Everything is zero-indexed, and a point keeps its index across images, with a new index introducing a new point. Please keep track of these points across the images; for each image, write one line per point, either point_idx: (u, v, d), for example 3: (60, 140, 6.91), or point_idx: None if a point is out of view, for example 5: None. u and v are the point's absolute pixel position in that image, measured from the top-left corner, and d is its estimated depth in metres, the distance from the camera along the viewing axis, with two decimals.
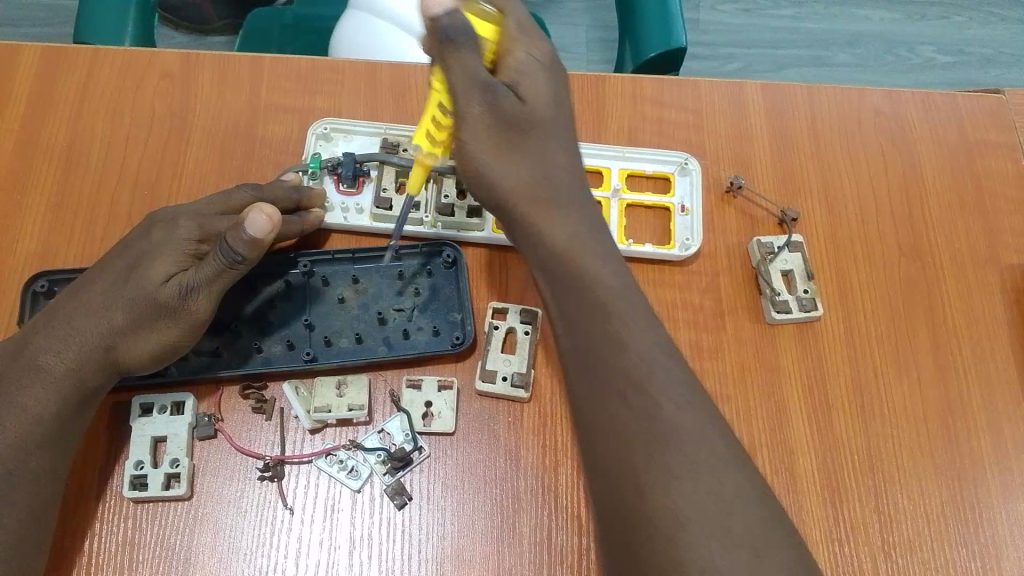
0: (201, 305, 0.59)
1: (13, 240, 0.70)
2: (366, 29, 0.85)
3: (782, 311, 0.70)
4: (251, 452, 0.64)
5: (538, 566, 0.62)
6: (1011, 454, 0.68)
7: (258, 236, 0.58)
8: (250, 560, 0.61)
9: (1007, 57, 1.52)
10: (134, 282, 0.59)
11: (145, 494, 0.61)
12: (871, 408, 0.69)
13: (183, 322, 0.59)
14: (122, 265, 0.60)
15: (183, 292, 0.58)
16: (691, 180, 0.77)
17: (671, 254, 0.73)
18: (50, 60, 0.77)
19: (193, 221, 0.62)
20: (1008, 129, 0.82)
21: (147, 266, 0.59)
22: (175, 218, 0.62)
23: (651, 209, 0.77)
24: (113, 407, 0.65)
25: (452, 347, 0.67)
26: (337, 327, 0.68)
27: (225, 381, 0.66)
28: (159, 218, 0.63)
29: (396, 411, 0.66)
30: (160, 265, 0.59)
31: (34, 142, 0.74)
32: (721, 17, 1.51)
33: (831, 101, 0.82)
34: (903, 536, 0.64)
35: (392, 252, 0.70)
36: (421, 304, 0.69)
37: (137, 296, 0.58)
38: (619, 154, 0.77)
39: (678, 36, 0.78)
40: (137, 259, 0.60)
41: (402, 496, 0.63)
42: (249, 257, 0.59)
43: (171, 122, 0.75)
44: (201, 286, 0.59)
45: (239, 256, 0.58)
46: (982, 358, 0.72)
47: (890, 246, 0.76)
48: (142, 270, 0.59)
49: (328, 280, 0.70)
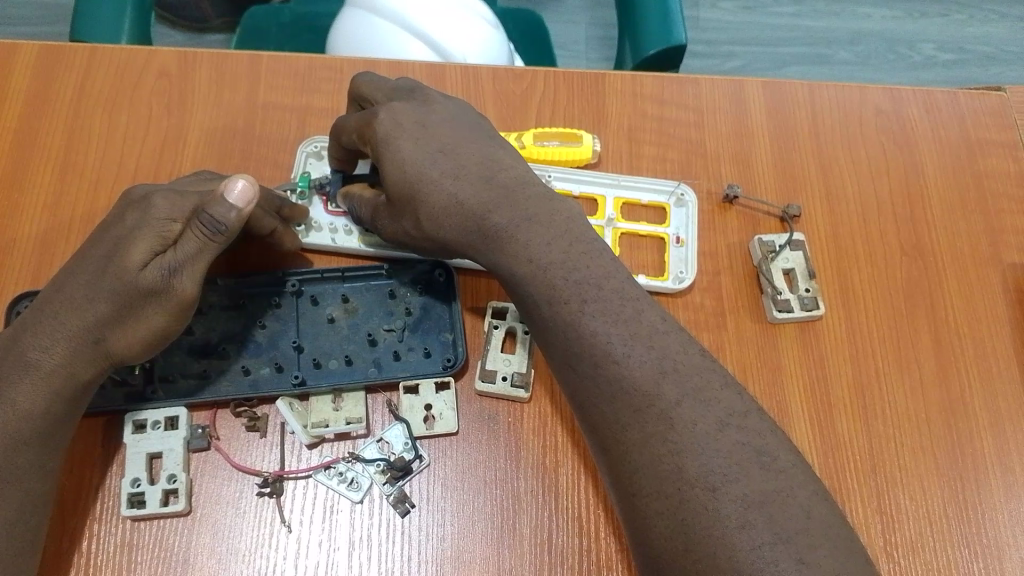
0: (187, 285, 0.58)
1: (9, 238, 0.70)
2: (365, 28, 0.84)
3: (784, 310, 0.70)
4: (249, 468, 0.63)
5: (538, 568, 0.61)
6: (1013, 454, 0.68)
7: (242, 205, 0.57)
8: (249, 561, 0.61)
9: (1007, 55, 1.52)
10: (113, 269, 0.57)
11: (143, 512, 0.60)
12: (873, 407, 0.68)
13: (168, 305, 0.58)
14: (101, 252, 0.58)
15: (168, 275, 0.57)
16: (687, 211, 0.75)
17: (665, 286, 0.71)
18: (46, 58, 0.76)
19: (168, 199, 0.59)
20: (1010, 127, 0.82)
21: (125, 252, 0.57)
22: (147, 198, 0.59)
23: (649, 240, 0.75)
24: (105, 425, 0.64)
25: (444, 370, 0.66)
26: (326, 349, 0.67)
27: (213, 404, 0.65)
28: (132, 200, 0.60)
29: (395, 420, 0.66)
30: (135, 248, 0.56)
31: (30, 140, 0.74)
32: (721, 15, 1.51)
33: (832, 99, 0.81)
34: (905, 537, 0.64)
35: (383, 270, 0.69)
36: (412, 324, 0.68)
37: (118, 284, 0.56)
38: (615, 182, 0.75)
39: (678, 34, 0.78)
40: (114, 246, 0.58)
41: (405, 503, 0.63)
42: (233, 228, 0.58)
43: (169, 120, 0.75)
44: (184, 266, 0.57)
45: (223, 226, 0.57)
46: (983, 358, 0.71)
47: (892, 246, 0.76)
48: (120, 257, 0.57)
49: (317, 300, 0.69)
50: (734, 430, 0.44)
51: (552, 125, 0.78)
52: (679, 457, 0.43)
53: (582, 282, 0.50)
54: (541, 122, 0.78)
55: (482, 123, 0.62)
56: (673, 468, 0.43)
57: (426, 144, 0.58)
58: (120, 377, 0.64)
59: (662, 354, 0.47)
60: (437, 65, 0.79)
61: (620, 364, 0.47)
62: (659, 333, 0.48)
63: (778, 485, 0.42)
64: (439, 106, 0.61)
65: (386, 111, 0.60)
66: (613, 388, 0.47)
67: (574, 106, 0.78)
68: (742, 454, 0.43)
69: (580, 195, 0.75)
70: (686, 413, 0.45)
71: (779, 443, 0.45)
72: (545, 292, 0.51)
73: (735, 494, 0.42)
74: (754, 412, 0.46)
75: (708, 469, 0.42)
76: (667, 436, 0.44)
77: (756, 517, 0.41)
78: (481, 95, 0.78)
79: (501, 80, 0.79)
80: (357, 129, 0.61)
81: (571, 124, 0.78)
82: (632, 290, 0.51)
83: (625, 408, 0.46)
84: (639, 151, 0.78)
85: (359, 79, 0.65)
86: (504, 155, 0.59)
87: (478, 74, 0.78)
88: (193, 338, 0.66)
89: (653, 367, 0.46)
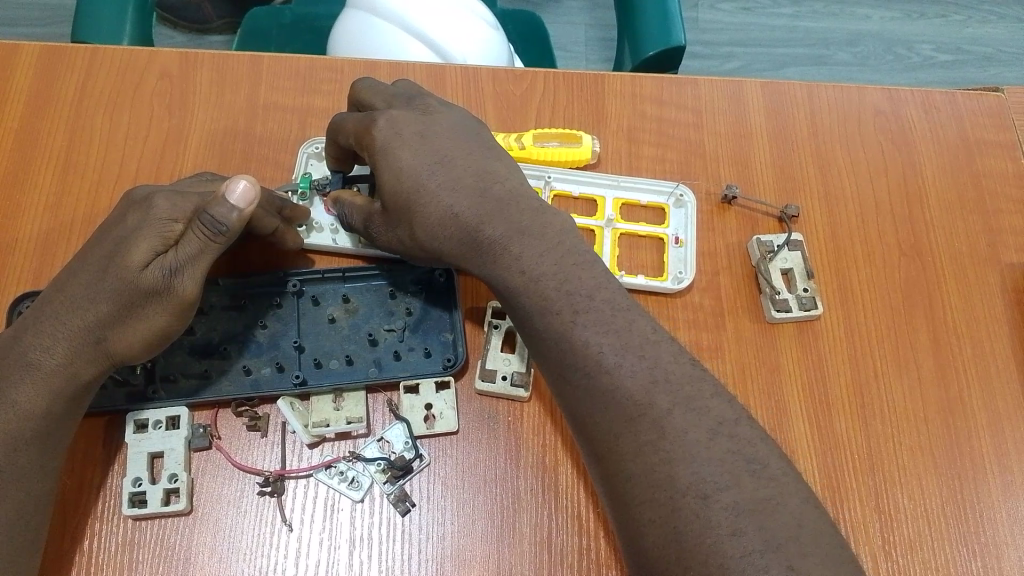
0: (188, 284, 0.58)
1: (10, 238, 0.70)
2: (366, 29, 0.85)
3: (782, 310, 0.70)
4: (250, 468, 0.64)
5: (538, 566, 0.61)
6: (1011, 453, 0.69)
7: (242, 205, 0.57)
8: (250, 560, 0.61)
9: (1006, 55, 1.52)
10: (114, 269, 0.57)
11: (144, 511, 0.61)
12: (871, 407, 0.69)
13: (168, 304, 0.58)
14: (103, 252, 0.58)
15: (169, 275, 0.57)
16: (686, 212, 0.75)
17: (664, 286, 0.71)
18: (48, 58, 0.77)
19: (170, 199, 0.59)
20: (1007, 128, 0.82)
21: (126, 253, 0.57)
22: (149, 198, 0.59)
23: (648, 240, 0.75)
24: (107, 424, 0.64)
25: (444, 370, 0.67)
26: (326, 349, 0.67)
27: (214, 404, 0.65)
28: (134, 201, 0.61)
29: (396, 420, 0.66)
30: (136, 248, 0.57)
31: (32, 141, 0.74)
32: (721, 16, 1.51)
33: (831, 100, 0.82)
34: (903, 536, 0.64)
35: (383, 271, 0.70)
36: (412, 324, 0.69)
37: (119, 284, 0.56)
38: (615, 183, 0.76)
39: (678, 35, 0.79)
40: (115, 246, 0.58)
41: (405, 502, 0.63)
42: (234, 228, 0.58)
43: (170, 121, 0.75)
44: (185, 266, 0.58)
45: (224, 226, 0.57)
46: (981, 357, 0.72)
47: (890, 246, 0.76)
48: (121, 257, 0.57)
49: (318, 300, 0.69)
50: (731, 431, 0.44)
51: (552, 126, 0.78)
52: (670, 465, 0.44)
53: (575, 293, 0.52)
54: (540, 122, 0.78)
55: (481, 131, 0.62)
56: (666, 476, 0.44)
57: (425, 154, 0.58)
58: (121, 377, 0.64)
59: (654, 363, 0.48)
60: (437, 65, 0.79)
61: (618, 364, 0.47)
62: (652, 344, 0.49)
63: (770, 494, 0.43)
64: (438, 115, 0.61)
65: (385, 117, 0.60)
66: (606, 401, 0.48)
67: (573, 107, 0.79)
68: (731, 462, 0.44)
69: (580, 196, 0.76)
70: (677, 422, 0.45)
71: (771, 452, 0.46)
72: (539, 303, 0.52)
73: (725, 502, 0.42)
74: (746, 421, 0.46)
75: (700, 479, 0.43)
76: (659, 446, 0.45)
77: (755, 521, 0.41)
78: (481, 96, 0.78)
79: (501, 81, 0.79)
80: (356, 134, 0.61)
81: (570, 125, 0.78)
82: (626, 301, 0.52)
83: (618, 418, 0.47)
84: (638, 152, 0.78)
85: (357, 86, 0.65)
86: (502, 165, 0.60)
87: (477, 75, 0.79)
88: (194, 338, 0.66)
89: (646, 377, 0.47)
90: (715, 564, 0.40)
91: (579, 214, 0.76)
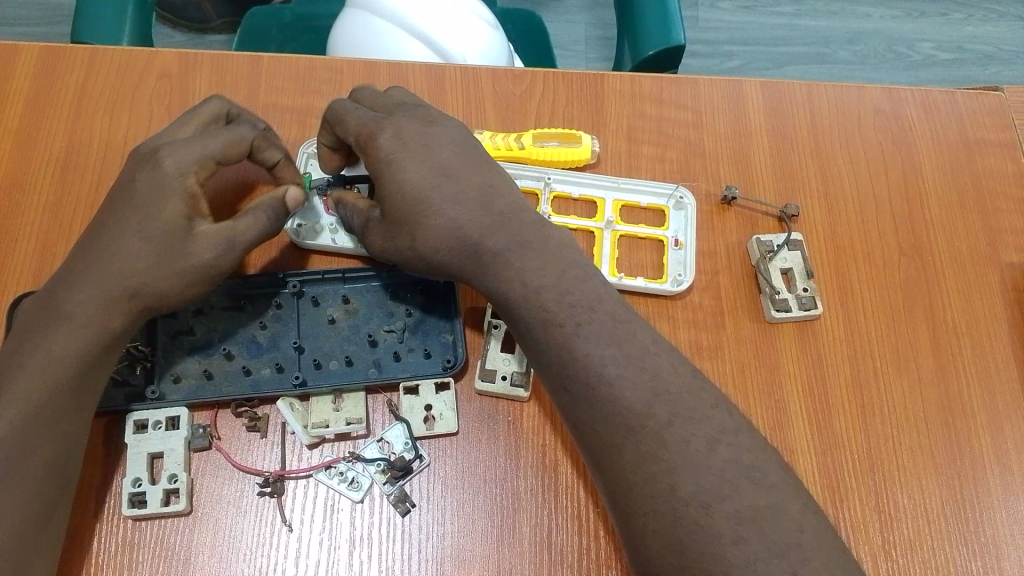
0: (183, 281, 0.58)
1: (10, 239, 0.70)
2: (364, 29, 0.85)
3: (782, 310, 0.70)
4: (250, 468, 0.64)
5: (538, 566, 0.62)
6: (1010, 453, 0.69)
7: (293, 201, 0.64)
8: (250, 560, 0.61)
9: (1007, 54, 1.52)
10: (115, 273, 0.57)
11: (144, 512, 0.61)
12: (871, 406, 0.69)
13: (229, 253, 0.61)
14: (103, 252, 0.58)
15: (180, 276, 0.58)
16: (686, 214, 0.75)
17: (663, 288, 0.71)
18: (47, 59, 0.76)
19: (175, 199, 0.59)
20: (1007, 127, 0.82)
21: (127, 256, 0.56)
22: (197, 143, 0.60)
23: (648, 241, 0.75)
24: (108, 426, 0.64)
25: (443, 370, 0.67)
26: (326, 350, 0.67)
27: (215, 404, 0.65)
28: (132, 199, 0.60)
29: (396, 420, 0.66)
30: (179, 199, 0.58)
31: (32, 142, 0.74)
32: (721, 15, 1.51)
33: (830, 99, 0.82)
34: (902, 535, 0.64)
35: (383, 272, 0.70)
36: (412, 325, 0.69)
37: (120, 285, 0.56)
38: (615, 185, 0.76)
39: (678, 35, 0.79)
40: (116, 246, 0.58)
41: (405, 503, 0.63)
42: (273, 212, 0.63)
43: (170, 120, 0.75)
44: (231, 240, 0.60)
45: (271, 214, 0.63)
46: (981, 357, 0.72)
47: (890, 245, 0.76)
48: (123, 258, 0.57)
49: (318, 300, 0.69)
50: (721, 445, 0.46)
51: (551, 126, 0.78)
52: (669, 474, 0.46)
53: (572, 307, 0.53)
54: (540, 122, 0.78)
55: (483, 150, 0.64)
56: (666, 485, 0.45)
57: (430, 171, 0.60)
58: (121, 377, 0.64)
59: (651, 373, 0.50)
60: (437, 65, 0.79)
61: (609, 390, 0.50)
62: (649, 354, 0.51)
63: (766, 499, 0.44)
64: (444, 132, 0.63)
65: (386, 138, 0.61)
66: (605, 410, 0.49)
67: (573, 107, 0.79)
68: (733, 470, 0.45)
69: (580, 197, 0.76)
70: (674, 430, 0.47)
71: (769, 456, 0.47)
72: (537, 316, 0.54)
73: (725, 509, 0.44)
74: (742, 427, 0.48)
75: (703, 487, 0.45)
76: (658, 456, 0.47)
77: (746, 530, 0.43)
78: (481, 96, 0.78)
79: (501, 81, 0.79)
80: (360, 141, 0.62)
81: (570, 125, 0.78)
82: (621, 311, 0.54)
83: (616, 428, 0.48)
84: (638, 151, 0.78)
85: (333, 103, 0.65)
86: (509, 186, 0.61)
87: (477, 75, 0.79)
88: (194, 338, 0.66)
89: (644, 388, 0.49)
90: (716, 568, 0.42)
91: (578, 215, 0.76)
